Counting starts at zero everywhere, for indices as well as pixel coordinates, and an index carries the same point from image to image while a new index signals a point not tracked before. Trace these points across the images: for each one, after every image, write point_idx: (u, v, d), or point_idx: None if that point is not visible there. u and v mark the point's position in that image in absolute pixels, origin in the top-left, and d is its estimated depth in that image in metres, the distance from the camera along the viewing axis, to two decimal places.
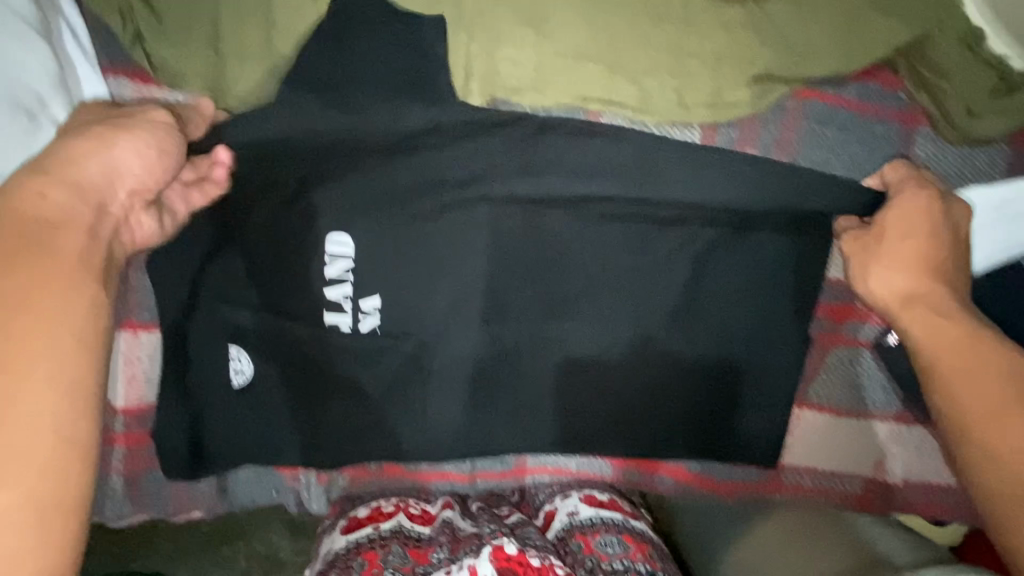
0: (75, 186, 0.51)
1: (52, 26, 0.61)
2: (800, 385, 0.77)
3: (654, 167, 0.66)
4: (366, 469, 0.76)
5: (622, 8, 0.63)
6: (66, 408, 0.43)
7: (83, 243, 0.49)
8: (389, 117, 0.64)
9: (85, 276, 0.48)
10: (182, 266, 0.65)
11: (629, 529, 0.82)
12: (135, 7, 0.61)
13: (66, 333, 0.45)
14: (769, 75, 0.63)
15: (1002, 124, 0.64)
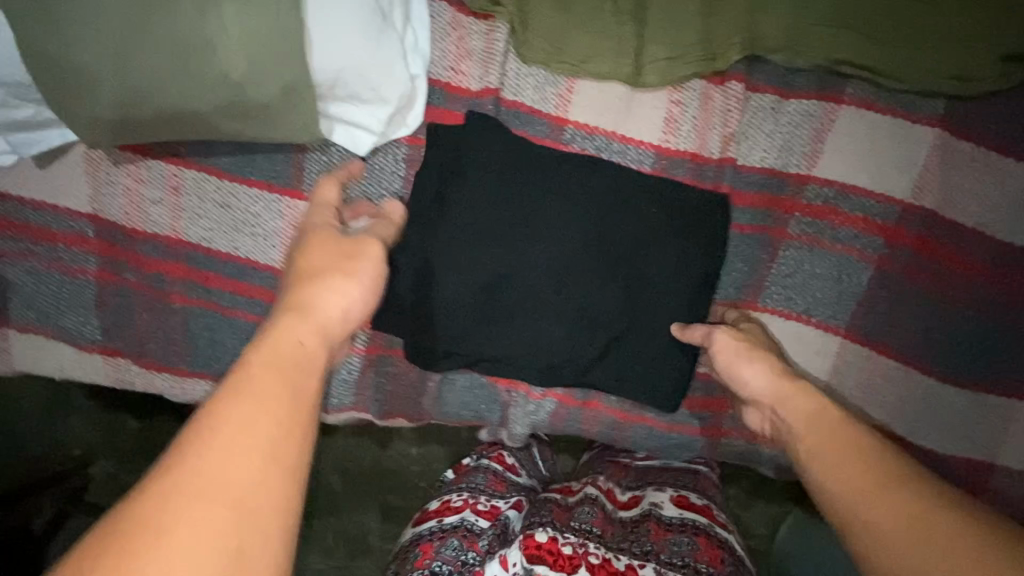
0: (322, 282, 0.55)
1: None
2: (1020, 373, 0.73)
3: (865, 241, 0.73)
4: (571, 398, 0.78)
5: None
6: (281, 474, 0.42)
7: (299, 344, 0.50)
8: (653, 61, 0.70)
9: (301, 367, 0.48)
10: (450, 169, 0.70)
11: (709, 535, 0.73)
12: None
13: (264, 416, 0.44)
14: (1020, 54, 0.67)
15: None
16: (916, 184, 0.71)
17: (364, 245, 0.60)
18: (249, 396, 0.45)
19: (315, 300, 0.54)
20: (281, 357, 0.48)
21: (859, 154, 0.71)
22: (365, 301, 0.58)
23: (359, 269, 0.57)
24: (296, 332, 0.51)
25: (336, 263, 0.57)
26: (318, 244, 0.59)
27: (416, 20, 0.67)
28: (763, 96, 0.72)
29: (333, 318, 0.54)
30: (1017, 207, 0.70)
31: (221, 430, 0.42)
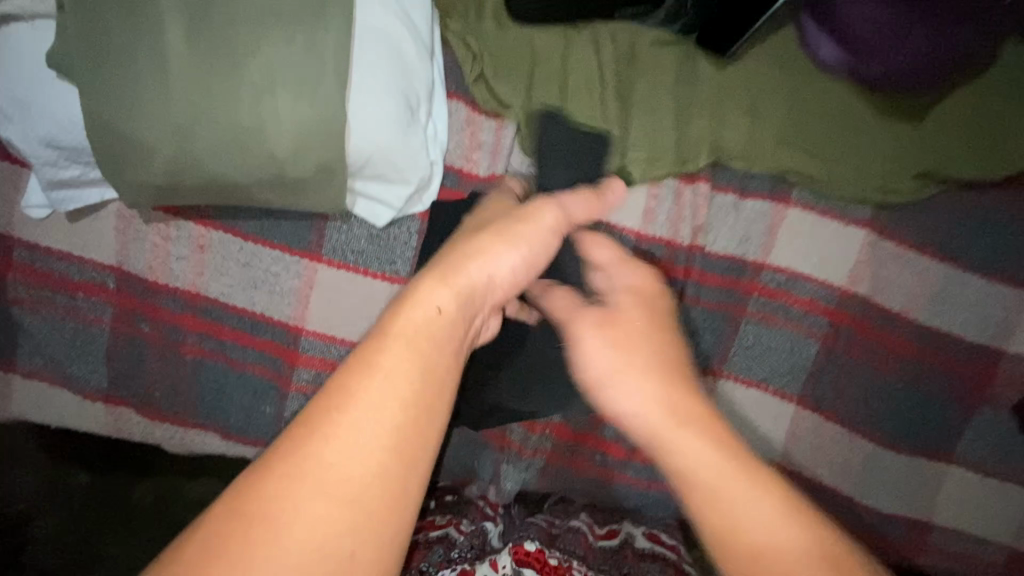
0: (489, 241, 0.62)
1: (433, 52, 0.77)
2: (943, 438, 0.85)
3: (813, 320, 0.85)
4: (560, 455, 0.82)
5: (814, 114, 0.86)
6: (406, 449, 0.48)
7: (438, 316, 0.55)
8: (635, 162, 0.83)
9: (437, 342, 0.53)
10: None
11: (679, 567, 0.74)
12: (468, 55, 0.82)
13: (392, 395, 0.49)
14: (925, 173, 0.84)
15: None
16: (851, 274, 0.84)
17: (528, 220, 0.65)
18: (382, 375, 0.49)
19: (482, 263, 0.60)
20: (416, 331, 0.53)
21: (805, 246, 0.85)
22: (521, 266, 0.63)
23: (518, 231, 0.64)
24: (432, 301, 0.55)
25: (507, 232, 0.63)
26: (495, 210, 0.69)
27: (436, 115, 0.78)
28: (725, 195, 0.85)
29: (481, 279, 0.60)
30: (931, 297, 0.84)
31: (353, 408, 0.48)
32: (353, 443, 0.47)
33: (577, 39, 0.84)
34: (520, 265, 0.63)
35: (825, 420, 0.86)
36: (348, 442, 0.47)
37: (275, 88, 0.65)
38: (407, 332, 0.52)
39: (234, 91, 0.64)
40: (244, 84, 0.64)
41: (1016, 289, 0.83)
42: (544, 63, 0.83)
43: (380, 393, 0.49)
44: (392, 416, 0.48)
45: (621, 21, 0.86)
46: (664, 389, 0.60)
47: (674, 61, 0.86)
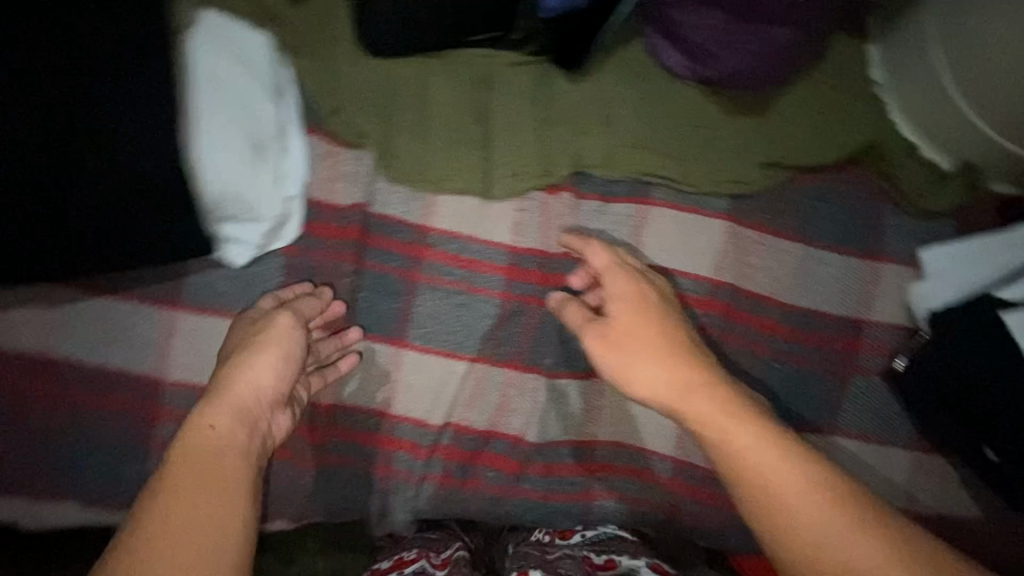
0: (248, 369, 0.66)
1: (285, 90, 0.79)
2: (826, 411, 0.88)
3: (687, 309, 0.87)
4: (454, 479, 0.81)
5: (666, 118, 0.91)
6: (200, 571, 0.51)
7: (228, 450, 0.61)
8: (499, 178, 0.86)
9: (230, 457, 0.60)
10: (334, 273, 0.81)
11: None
12: (324, 86, 0.81)
13: (197, 520, 0.54)
14: (771, 163, 0.90)
15: (940, 202, 0.90)
16: (716, 264, 0.88)
17: (280, 331, 0.70)
18: (181, 485, 0.56)
19: (241, 382, 0.66)
20: (200, 448, 0.60)
21: (671, 243, 0.88)
22: (278, 370, 0.68)
23: (270, 336, 0.70)
24: (211, 416, 0.62)
25: (260, 349, 0.69)
26: (273, 336, 0.70)
27: (290, 152, 0.78)
28: (589, 202, 0.88)
29: (247, 396, 0.65)
30: (793, 277, 0.88)
31: (164, 532, 0.52)
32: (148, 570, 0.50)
33: (433, 65, 0.87)
34: (273, 400, 0.68)
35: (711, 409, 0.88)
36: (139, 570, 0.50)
37: (111, 138, 0.65)
38: (191, 452, 0.59)
39: (62, 147, 0.64)
40: (72, 138, 0.64)
41: (870, 260, 0.88)
42: (401, 88, 0.85)
43: (197, 496, 0.56)
44: (196, 544, 0.52)
45: (474, 48, 0.88)
46: (658, 365, 0.70)
47: (529, 80, 0.90)
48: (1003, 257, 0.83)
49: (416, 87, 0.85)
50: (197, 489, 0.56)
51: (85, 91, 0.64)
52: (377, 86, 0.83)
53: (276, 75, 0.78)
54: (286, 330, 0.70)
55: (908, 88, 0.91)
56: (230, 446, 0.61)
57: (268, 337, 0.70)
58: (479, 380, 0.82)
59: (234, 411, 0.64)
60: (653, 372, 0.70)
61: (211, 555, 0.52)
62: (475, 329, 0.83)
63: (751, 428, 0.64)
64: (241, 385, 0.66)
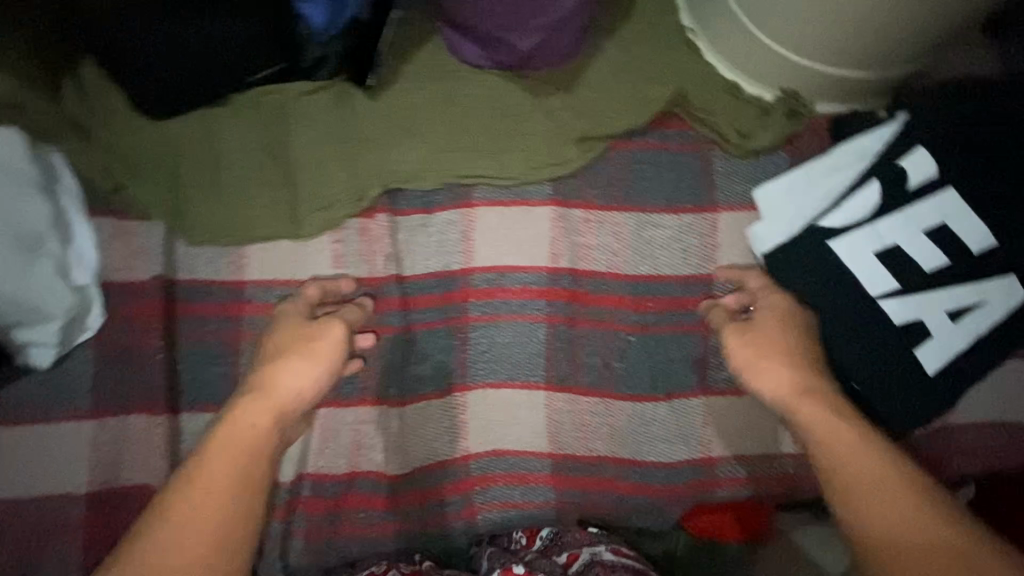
0: (317, 360, 0.72)
1: (54, 179, 0.75)
2: (693, 372, 0.86)
3: (527, 304, 0.86)
4: (326, 528, 0.80)
5: (473, 112, 0.87)
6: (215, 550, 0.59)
7: (245, 440, 0.66)
8: (308, 216, 0.82)
9: (248, 451, 0.65)
10: (147, 352, 0.75)
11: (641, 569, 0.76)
12: (103, 163, 0.78)
13: (207, 504, 0.61)
14: (587, 137, 0.87)
15: (767, 138, 0.86)
16: (551, 251, 0.86)
17: (332, 340, 0.73)
18: (201, 471, 0.63)
19: (276, 383, 0.70)
20: (228, 438, 0.66)
21: (502, 239, 0.86)
22: (320, 374, 0.72)
23: (322, 345, 0.73)
24: (247, 416, 0.67)
25: (300, 349, 0.73)
26: (283, 326, 0.75)
27: (76, 238, 0.75)
28: (409, 217, 0.85)
29: (290, 397, 0.70)
30: (631, 247, 0.86)
31: (183, 513, 0.60)
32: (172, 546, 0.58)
33: (220, 114, 0.83)
34: (308, 398, 0.71)
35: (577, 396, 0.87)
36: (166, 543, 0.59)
37: None
38: (238, 442, 0.65)
39: None
40: None
41: (706, 213, 0.86)
42: (189, 145, 0.82)
43: (205, 485, 0.62)
44: (208, 527, 0.60)
45: (263, 85, 0.85)
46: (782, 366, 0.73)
47: (326, 106, 0.87)
48: (824, 184, 0.79)
49: (204, 141, 0.82)
50: (211, 476, 0.63)
51: None
52: (162, 149, 0.81)
53: (36, 166, 0.73)
54: (331, 338, 0.73)
55: (714, 29, 0.88)
56: (247, 442, 0.66)
57: (304, 339, 0.73)
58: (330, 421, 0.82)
59: (264, 407, 0.69)
60: (774, 370, 0.73)
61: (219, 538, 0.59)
62: None
63: (813, 406, 0.69)
64: (275, 385, 0.70)
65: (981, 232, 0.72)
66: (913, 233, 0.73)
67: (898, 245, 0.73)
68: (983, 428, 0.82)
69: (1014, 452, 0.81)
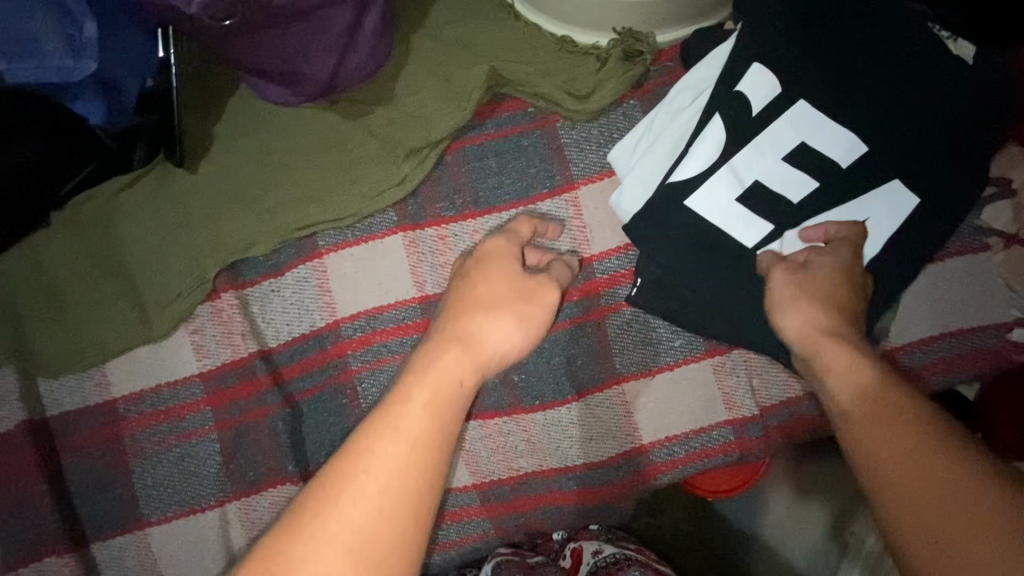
0: (492, 317, 0.61)
1: None
2: (599, 365, 0.79)
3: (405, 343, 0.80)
4: None
5: (295, 158, 0.82)
6: (399, 520, 0.47)
7: (457, 385, 0.55)
8: (155, 315, 0.79)
9: (456, 396, 0.55)
10: (41, 496, 0.76)
11: (644, 560, 0.82)
12: None
13: (396, 456, 0.49)
14: (416, 148, 0.79)
15: (609, 91, 0.76)
16: (414, 280, 0.80)
17: (536, 300, 0.64)
18: (411, 403, 0.52)
19: (478, 328, 0.60)
20: (439, 382, 0.54)
21: (358, 281, 0.80)
22: (519, 332, 0.62)
23: (516, 304, 0.63)
24: (459, 364, 0.56)
25: (514, 303, 0.63)
26: (492, 269, 0.65)
27: None
28: (259, 286, 0.81)
29: (493, 357, 0.60)
30: None
31: (375, 456, 0.49)
32: (336, 513, 0.46)
33: (44, 237, 0.81)
34: (504, 358, 0.61)
35: (489, 419, 0.81)
36: (337, 509, 0.46)
37: None
38: (442, 391, 0.54)
39: None
40: None
41: (564, 193, 0.78)
42: (21, 280, 0.80)
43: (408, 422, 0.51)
44: (390, 491, 0.48)
45: (77, 194, 0.82)
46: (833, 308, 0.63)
47: (147, 196, 0.83)
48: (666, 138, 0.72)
49: (33, 271, 0.80)
50: (412, 415, 0.51)
51: None
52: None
53: None
54: (548, 294, 0.65)
55: None
56: (447, 389, 0.54)
57: (515, 291, 0.63)
58: (243, 512, 0.79)
59: (479, 353, 0.58)
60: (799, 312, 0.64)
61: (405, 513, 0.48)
62: (207, 473, 0.79)
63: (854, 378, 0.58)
64: (491, 312, 0.61)
65: (842, 137, 0.67)
66: (771, 161, 0.68)
67: (758, 182, 0.69)
68: (922, 344, 0.73)
69: (959, 361, 0.73)
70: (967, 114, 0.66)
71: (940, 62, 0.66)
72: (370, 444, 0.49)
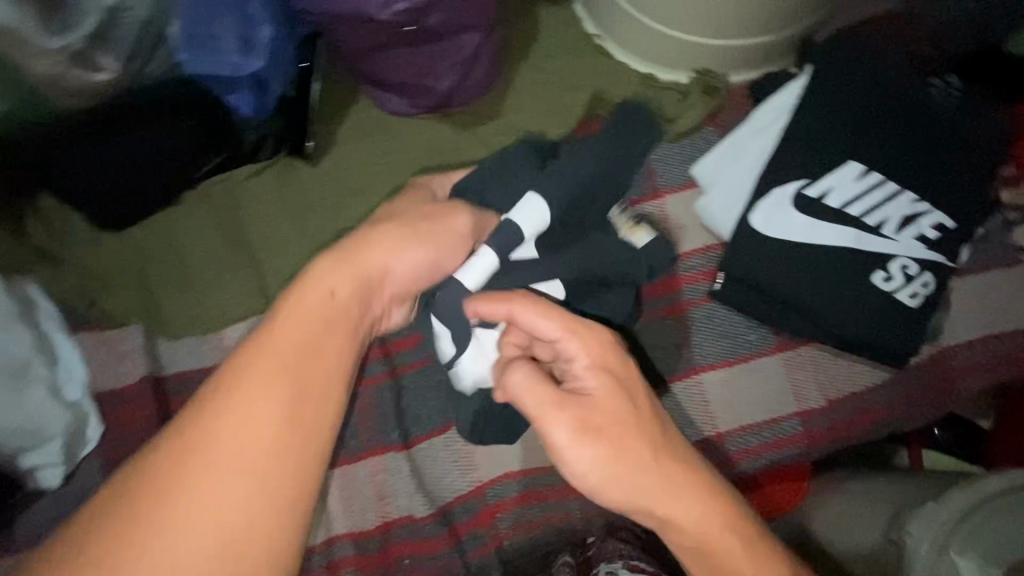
0: (420, 242, 0.69)
1: (31, 304, 0.79)
2: (680, 356, 0.86)
3: None
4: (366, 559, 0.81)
5: (409, 160, 0.93)
6: (284, 447, 0.55)
7: (328, 304, 0.63)
8: (273, 287, 0.86)
9: (345, 320, 0.64)
10: None
11: None
12: (83, 283, 0.84)
13: (245, 406, 0.56)
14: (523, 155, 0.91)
15: (691, 117, 0.90)
16: None
17: (456, 231, 0.72)
18: (286, 349, 0.60)
19: (383, 247, 0.68)
20: (314, 309, 0.63)
21: None
22: (430, 255, 0.70)
23: (401, 236, 0.69)
24: (330, 283, 0.64)
25: (419, 226, 0.70)
26: (410, 203, 0.76)
27: (63, 358, 0.79)
28: None
29: (380, 270, 0.68)
30: None
31: (220, 420, 0.55)
32: (207, 458, 0.53)
33: (177, 213, 0.89)
34: (431, 266, 0.70)
35: None
36: (214, 444, 0.54)
37: None
38: (311, 334, 0.61)
39: None
40: None
41: (651, 200, 0.88)
42: (153, 250, 0.87)
43: (281, 360, 0.59)
44: (277, 421, 0.56)
45: (207, 178, 0.90)
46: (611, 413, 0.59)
47: (270, 184, 0.92)
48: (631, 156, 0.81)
49: (165, 244, 0.87)
50: (279, 365, 0.58)
51: None
52: (132, 259, 0.86)
53: (11, 298, 0.77)
54: (464, 226, 0.72)
55: (616, 32, 0.93)
56: (330, 310, 0.63)
57: (416, 228, 0.70)
58: (345, 479, 0.83)
59: (361, 283, 0.66)
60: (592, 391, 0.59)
61: (272, 459, 0.55)
62: None
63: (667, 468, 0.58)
64: (364, 249, 0.67)
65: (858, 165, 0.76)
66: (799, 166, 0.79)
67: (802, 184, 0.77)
68: (966, 346, 0.83)
69: (1008, 361, 0.82)
70: (991, 144, 0.78)
71: (977, 104, 0.79)
72: (202, 410, 0.56)
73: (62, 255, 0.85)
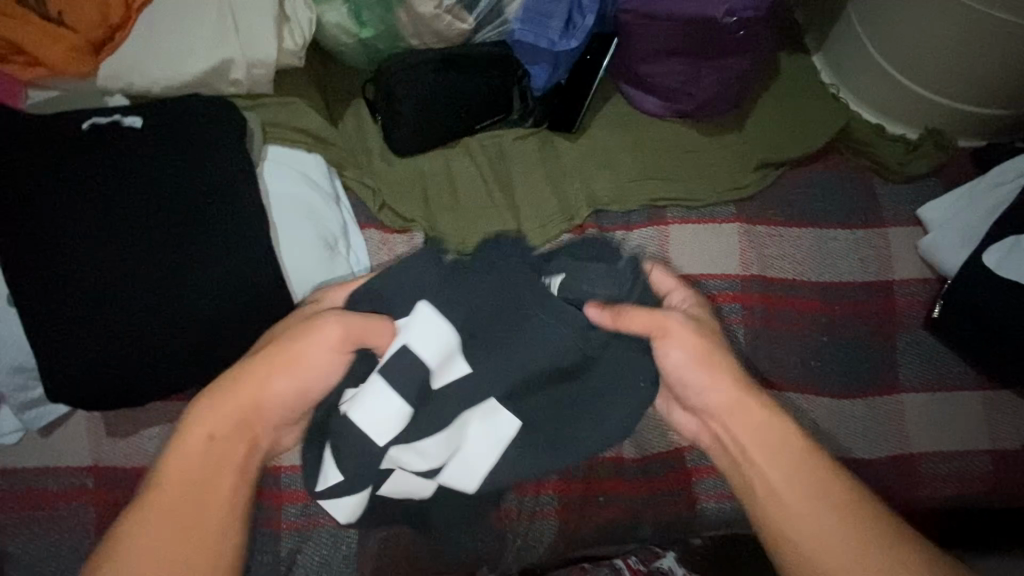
0: (285, 384, 0.63)
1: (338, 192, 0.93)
2: (883, 373, 0.94)
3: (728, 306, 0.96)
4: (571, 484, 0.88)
5: (660, 150, 1.03)
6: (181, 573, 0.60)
7: (196, 445, 0.63)
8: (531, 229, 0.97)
9: (236, 444, 0.64)
10: None
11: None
12: (376, 189, 0.95)
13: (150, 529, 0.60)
14: (764, 165, 1.01)
15: (922, 165, 1.00)
16: (741, 260, 0.97)
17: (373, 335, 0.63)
18: (157, 495, 0.61)
19: (284, 359, 0.63)
20: (187, 451, 0.62)
21: (698, 251, 0.98)
22: (327, 377, 0.64)
23: (288, 356, 0.63)
24: (204, 422, 0.63)
25: (278, 363, 0.63)
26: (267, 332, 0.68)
27: (354, 245, 0.92)
28: (616, 233, 0.99)
29: (247, 405, 0.64)
30: (814, 258, 0.97)
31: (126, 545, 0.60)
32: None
33: (454, 153, 1.01)
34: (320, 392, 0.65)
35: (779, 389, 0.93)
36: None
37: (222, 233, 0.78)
38: (197, 476, 0.62)
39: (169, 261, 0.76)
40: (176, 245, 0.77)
41: (875, 229, 0.98)
42: (434, 178, 0.99)
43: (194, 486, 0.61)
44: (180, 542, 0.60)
45: (485, 129, 1.02)
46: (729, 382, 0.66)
47: (533, 148, 1.01)
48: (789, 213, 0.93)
49: (444, 176, 0.99)
50: (190, 484, 0.62)
51: (192, 207, 0.78)
52: (417, 181, 0.98)
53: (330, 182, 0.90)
54: (327, 359, 0.63)
55: (859, 79, 1.03)
56: (196, 451, 0.62)
57: (304, 346, 0.63)
58: None
59: (236, 415, 0.64)
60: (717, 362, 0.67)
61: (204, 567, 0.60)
62: None
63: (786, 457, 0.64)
64: (290, 358, 0.63)
65: None
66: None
67: None
68: None
69: None
70: None
71: None
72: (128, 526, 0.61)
73: (363, 161, 0.97)
